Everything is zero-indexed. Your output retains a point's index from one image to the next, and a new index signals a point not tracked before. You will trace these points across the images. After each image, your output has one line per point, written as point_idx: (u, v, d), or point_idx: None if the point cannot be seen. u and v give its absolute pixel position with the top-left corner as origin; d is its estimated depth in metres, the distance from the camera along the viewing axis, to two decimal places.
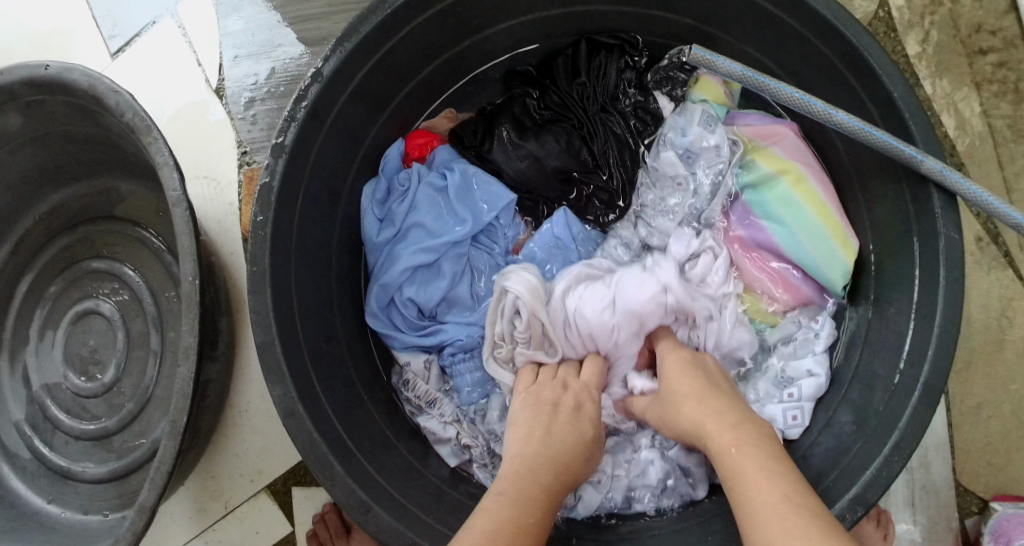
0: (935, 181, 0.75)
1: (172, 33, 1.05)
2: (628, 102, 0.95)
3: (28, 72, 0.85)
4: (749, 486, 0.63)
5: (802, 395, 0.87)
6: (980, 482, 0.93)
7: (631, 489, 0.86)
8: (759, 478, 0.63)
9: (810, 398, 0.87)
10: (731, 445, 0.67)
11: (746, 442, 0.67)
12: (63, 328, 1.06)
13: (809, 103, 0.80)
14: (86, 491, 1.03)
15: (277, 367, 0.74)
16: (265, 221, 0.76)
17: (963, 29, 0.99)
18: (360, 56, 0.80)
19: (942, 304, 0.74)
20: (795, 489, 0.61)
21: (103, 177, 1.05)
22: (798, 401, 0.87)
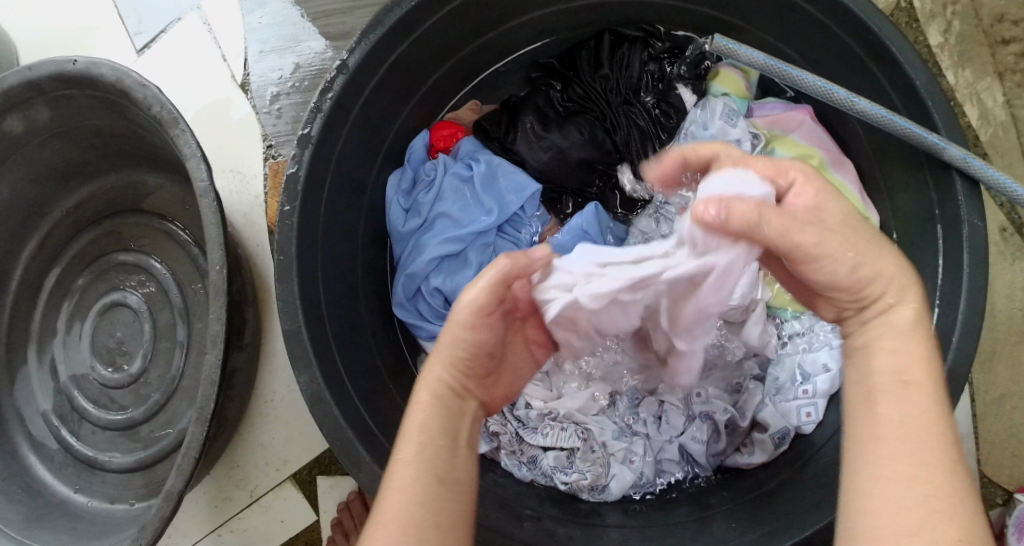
0: (959, 167, 0.75)
1: (198, 29, 1.06)
2: (650, 94, 0.95)
3: (56, 67, 0.86)
4: (884, 418, 0.55)
5: (817, 391, 0.86)
6: (1004, 473, 0.93)
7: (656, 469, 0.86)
8: (902, 419, 0.54)
9: (824, 394, 0.86)
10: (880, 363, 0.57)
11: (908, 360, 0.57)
12: (90, 320, 1.07)
13: (830, 90, 0.80)
14: (113, 481, 1.04)
15: (304, 354, 0.75)
16: (292, 210, 0.77)
17: (985, 20, 0.99)
18: (384, 48, 0.80)
19: (967, 290, 0.74)
20: (948, 457, 0.52)
21: (129, 171, 1.07)
22: (812, 397, 0.86)
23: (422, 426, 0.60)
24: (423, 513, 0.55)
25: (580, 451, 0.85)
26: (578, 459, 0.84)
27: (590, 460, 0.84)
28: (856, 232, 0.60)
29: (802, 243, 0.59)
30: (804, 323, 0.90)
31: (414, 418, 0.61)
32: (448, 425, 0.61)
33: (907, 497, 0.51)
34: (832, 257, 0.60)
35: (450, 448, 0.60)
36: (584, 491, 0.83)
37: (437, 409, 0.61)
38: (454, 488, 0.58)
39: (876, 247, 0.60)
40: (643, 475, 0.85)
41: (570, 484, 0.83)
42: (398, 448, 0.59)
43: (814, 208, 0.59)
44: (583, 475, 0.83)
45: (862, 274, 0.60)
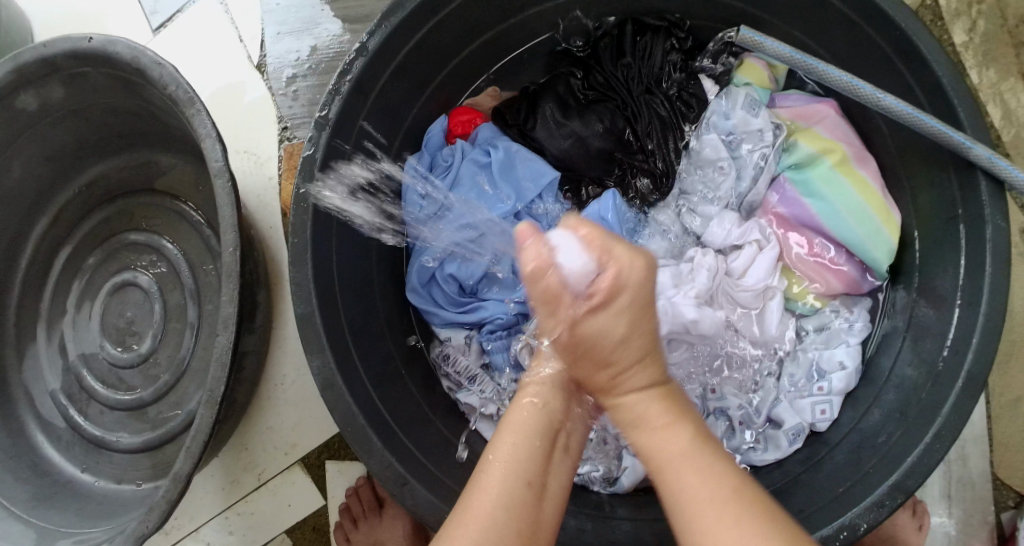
0: (983, 168, 0.74)
1: (214, 9, 1.06)
2: (672, 84, 0.95)
3: (72, 44, 0.86)
4: (665, 446, 0.63)
5: (833, 389, 0.86)
6: (1017, 477, 0.92)
7: None
8: (678, 450, 0.62)
9: (840, 392, 0.86)
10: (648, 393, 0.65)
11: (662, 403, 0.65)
12: (101, 299, 1.07)
13: (856, 85, 0.80)
14: (120, 461, 1.04)
15: (317, 338, 0.74)
16: (308, 193, 0.76)
17: (1011, 19, 0.98)
18: (404, 31, 0.80)
19: (988, 292, 0.73)
20: (734, 483, 0.60)
21: (142, 151, 1.06)
22: (828, 395, 0.86)
23: (517, 430, 0.65)
24: (506, 519, 0.59)
25: (594, 444, 0.86)
26: (590, 451, 0.86)
27: (603, 453, 0.86)
28: (629, 307, 0.63)
29: (584, 329, 0.64)
30: (821, 318, 0.90)
31: (516, 418, 0.66)
32: (547, 432, 0.66)
33: (709, 501, 0.59)
34: (605, 360, 0.65)
35: (545, 454, 0.65)
36: (596, 482, 0.84)
37: (545, 413, 0.67)
38: (539, 495, 0.62)
39: (649, 355, 0.66)
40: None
41: (582, 475, 0.85)
42: (495, 446, 0.65)
43: (606, 300, 0.63)
44: (596, 467, 0.85)
45: (619, 356, 0.64)
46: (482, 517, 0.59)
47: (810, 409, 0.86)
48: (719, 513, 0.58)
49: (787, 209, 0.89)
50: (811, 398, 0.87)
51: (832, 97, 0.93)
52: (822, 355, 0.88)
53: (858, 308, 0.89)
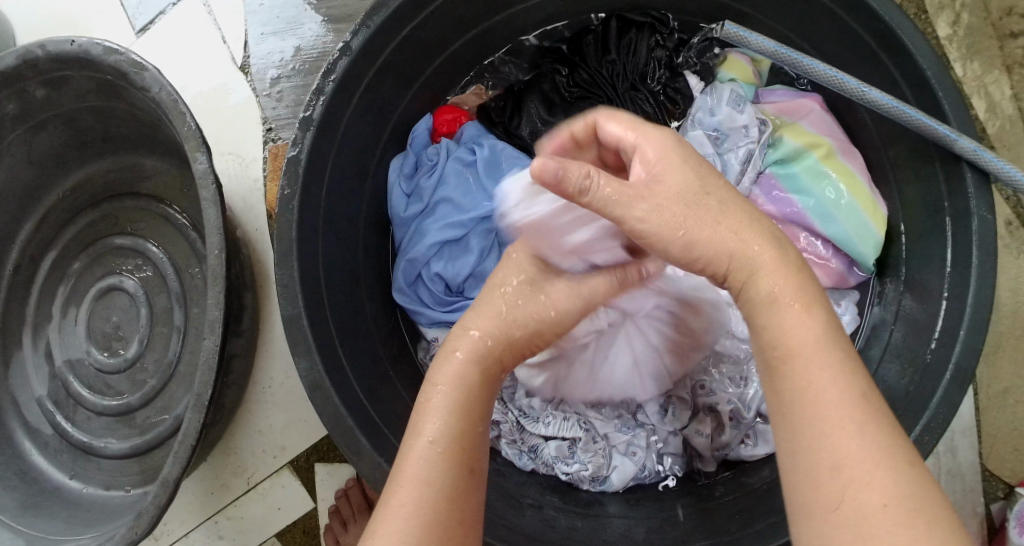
0: (968, 160, 0.74)
1: (197, 10, 1.05)
2: (657, 81, 0.94)
3: (54, 47, 0.85)
4: (797, 376, 0.54)
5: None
6: (1006, 468, 0.92)
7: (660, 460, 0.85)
8: (810, 372, 0.54)
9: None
10: (779, 309, 0.57)
11: (797, 310, 0.56)
12: (87, 303, 1.06)
13: (841, 79, 0.80)
14: (109, 467, 1.03)
15: (303, 340, 0.74)
16: (292, 194, 0.76)
17: (994, 12, 0.98)
18: (388, 30, 0.79)
19: (975, 285, 0.73)
20: (860, 395, 0.53)
21: (126, 154, 1.05)
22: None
23: (447, 412, 0.59)
24: (442, 515, 0.55)
25: (582, 441, 0.84)
26: (580, 449, 0.84)
27: (592, 451, 0.83)
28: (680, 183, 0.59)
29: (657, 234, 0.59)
30: None
31: (438, 400, 0.60)
32: (479, 406, 0.61)
33: (847, 454, 0.51)
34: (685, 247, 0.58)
35: (480, 436, 0.60)
36: (585, 481, 0.83)
37: (471, 383, 0.61)
38: (473, 480, 0.57)
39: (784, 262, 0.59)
40: (644, 466, 0.84)
41: (572, 474, 0.83)
42: (424, 427, 0.58)
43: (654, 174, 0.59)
44: (585, 466, 0.83)
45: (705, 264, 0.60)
46: (417, 479, 0.55)
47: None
48: (873, 483, 0.50)
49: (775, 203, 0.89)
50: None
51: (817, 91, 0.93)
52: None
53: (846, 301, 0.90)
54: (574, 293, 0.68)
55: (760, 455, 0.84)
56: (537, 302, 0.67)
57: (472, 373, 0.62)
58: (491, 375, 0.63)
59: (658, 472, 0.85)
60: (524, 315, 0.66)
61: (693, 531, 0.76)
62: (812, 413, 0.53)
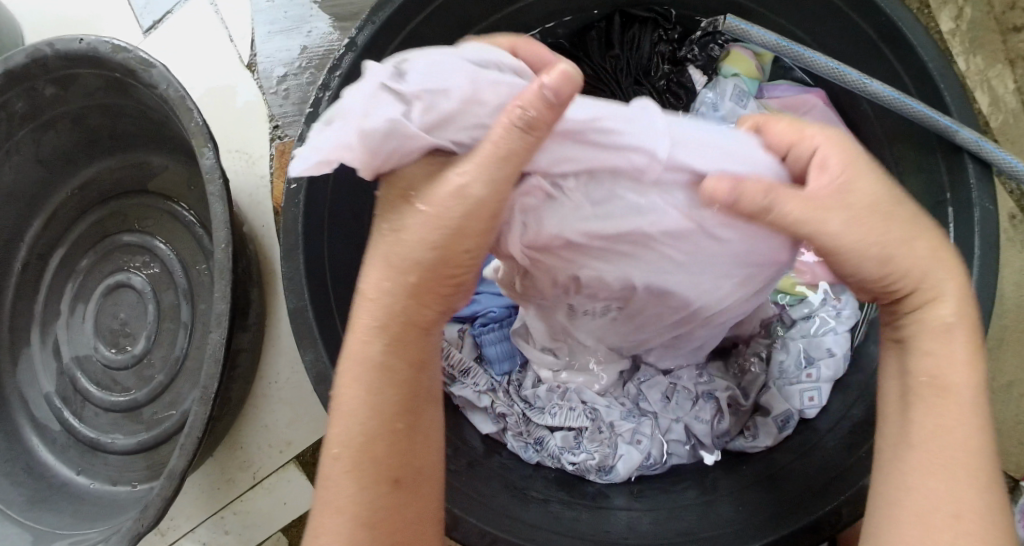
0: (970, 151, 0.75)
1: (204, 9, 1.06)
2: (660, 75, 0.96)
3: (63, 45, 0.86)
4: (925, 415, 0.58)
5: (822, 376, 0.85)
6: (1012, 461, 0.92)
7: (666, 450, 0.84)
8: (940, 412, 0.58)
9: (827, 379, 0.85)
10: (926, 335, 0.60)
11: (942, 339, 0.59)
12: (94, 300, 1.06)
13: (842, 72, 0.80)
14: (116, 463, 1.03)
15: (310, 332, 0.75)
16: (299, 188, 0.76)
17: (997, 6, 0.98)
18: (393, 25, 0.80)
19: (978, 275, 0.73)
20: (983, 442, 0.57)
21: (134, 152, 1.06)
22: (816, 382, 0.84)
23: (352, 418, 0.59)
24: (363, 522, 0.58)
25: (588, 430, 0.83)
26: (585, 439, 0.83)
27: (598, 440, 0.83)
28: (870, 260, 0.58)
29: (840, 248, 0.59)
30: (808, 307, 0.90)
31: (347, 398, 0.59)
32: (390, 397, 0.59)
33: (955, 498, 0.56)
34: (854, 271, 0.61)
35: (405, 431, 0.60)
36: (591, 471, 0.82)
37: (373, 370, 0.58)
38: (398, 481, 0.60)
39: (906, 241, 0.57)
40: (650, 455, 0.83)
41: (578, 464, 0.83)
42: (334, 429, 0.60)
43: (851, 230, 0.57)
44: (591, 455, 0.82)
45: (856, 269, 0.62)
46: (337, 491, 0.59)
47: (798, 396, 0.84)
48: (967, 520, 0.55)
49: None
50: (800, 385, 0.85)
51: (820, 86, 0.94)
52: (810, 342, 0.87)
53: (846, 295, 0.90)
54: (468, 174, 0.53)
55: (760, 447, 0.83)
56: (416, 229, 0.56)
57: (377, 358, 0.58)
58: (404, 347, 0.59)
59: (663, 461, 0.84)
60: (411, 240, 0.56)
61: (697, 523, 0.76)
62: (936, 453, 0.57)
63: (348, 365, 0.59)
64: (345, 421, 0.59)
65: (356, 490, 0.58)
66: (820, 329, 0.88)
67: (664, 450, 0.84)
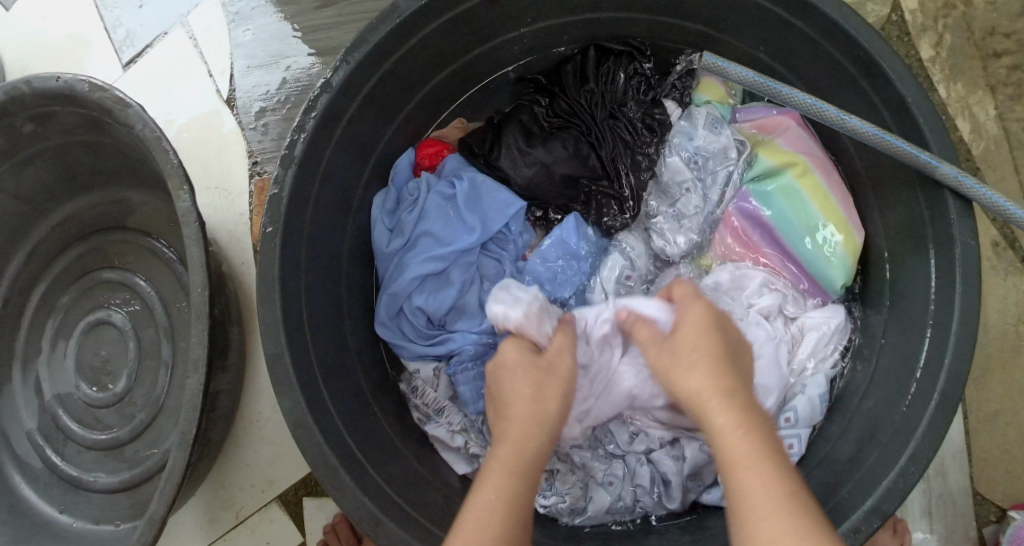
0: (951, 187, 0.73)
1: (184, 43, 1.06)
2: (635, 109, 0.95)
3: (42, 83, 0.85)
4: (743, 480, 0.58)
5: (799, 419, 0.85)
6: (998, 491, 0.93)
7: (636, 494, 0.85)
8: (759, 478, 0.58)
9: (806, 424, 0.85)
10: (713, 416, 0.62)
11: (739, 424, 0.61)
12: (75, 338, 1.06)
13: (821, 108, 0.79)
14: (98, 501, 1.02)
15: (286, 379, 0.73)
16: (275, 231, 0.76)
17: (976, 33, 0.98)
18: (368, 65, 0.80)
19: (959, 311, 0.72)
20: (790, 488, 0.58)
21: (113, 188, 1.06)
22: (795, 428, 0.84)
23: (507, 475, 0.63)
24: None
25: (559, 472, 0.86)
26: (557, 481, 0.86)
27: (570, 481, 0.86)
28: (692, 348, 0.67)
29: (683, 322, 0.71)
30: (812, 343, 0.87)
31: (505, 451, 0.64)
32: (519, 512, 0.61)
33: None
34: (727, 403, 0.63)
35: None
36: (562, 514, 0.85)
37: (532, 448, 0.65)
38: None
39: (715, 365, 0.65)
40: (619, 498, 0.84)
41: (549, 507, 0.85)
42: (483, 478, 0.63)
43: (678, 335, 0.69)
44: (562, 498, 0.84)
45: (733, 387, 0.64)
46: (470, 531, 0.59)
47: (779, 442, 0.84)
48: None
49: (744, 218, 0.90)
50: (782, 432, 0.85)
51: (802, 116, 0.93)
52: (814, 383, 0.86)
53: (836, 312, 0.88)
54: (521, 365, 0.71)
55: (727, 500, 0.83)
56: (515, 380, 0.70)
57: (529, 432, 0.66)
58: (532, 433, 0.66)
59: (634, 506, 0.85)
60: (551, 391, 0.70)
61: None
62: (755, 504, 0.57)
63: (514, 432, 0.66)
64: (499, 477, 0.62)
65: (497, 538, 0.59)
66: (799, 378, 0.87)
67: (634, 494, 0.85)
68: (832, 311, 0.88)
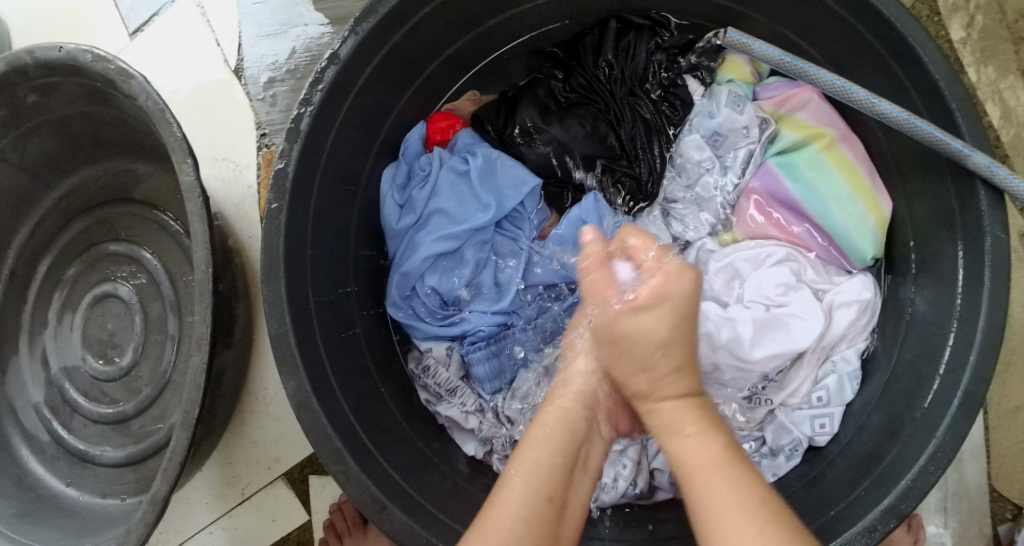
0: (983, 176, 0.71)
1: (192, 11, 1.03)
2: (655, 85, 0.92)
3: (43, 53, 0.83)
4: (710, 491, 0.61)
5: (831, 399, 0.83)
6: (1015, 488, 0.92)
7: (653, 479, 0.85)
8: (718, 483, 0.61)
9: (838, 403, 0.84)
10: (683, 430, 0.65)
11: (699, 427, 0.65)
12: (81, 311, 1.05)
13: (850, 91, 0.77)
14: (105, 475, 1.02)
15: (291, 359, 0.72)
16: (280, 208, 0.74)
17: (1010, 14, 0.94)
18: (378, 37, 0.77)
19: (986, 308, 0.71)
20: (768, 504, 0.60)
21: (118, 158, 1.04)
22: (827, 408, 0.83)
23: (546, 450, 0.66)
24: (527, 529, 0.61)
25: None
26: None
27: None
28: (667, 308, 0.66)
29: (620, 327, 0.66)
30: (840, 324, 0.84)
31: (547, 426, 0.68)
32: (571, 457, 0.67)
33: None
34: (643, 363, 0.66)
35: (560, 480, 0.65)
36: None
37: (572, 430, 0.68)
38: (559, 515, 0.64)
39: (686, 368, 0.67)
40: (635, 483, 0.84)
41: None
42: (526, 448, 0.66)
43: (654, 299, 0.66)
44: None
45: (659, 360, 0.66)
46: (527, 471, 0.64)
47: (809, 423, 0.84)
48: None
49: (771, 195, 0.87)
50: (812, 411, 0.84)
51: (843, 119, 0.89)
52: (846, 356, 0.84)
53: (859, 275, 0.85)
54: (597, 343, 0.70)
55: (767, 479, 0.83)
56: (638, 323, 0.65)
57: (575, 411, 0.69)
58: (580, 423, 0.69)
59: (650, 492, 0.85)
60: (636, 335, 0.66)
61: None
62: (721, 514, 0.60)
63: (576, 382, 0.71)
64: (532, 461, 0.65)
65: (544, 492, 0.63)
66: (830, 354, 0.85)
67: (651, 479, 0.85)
68: (861, 284, 0.85)
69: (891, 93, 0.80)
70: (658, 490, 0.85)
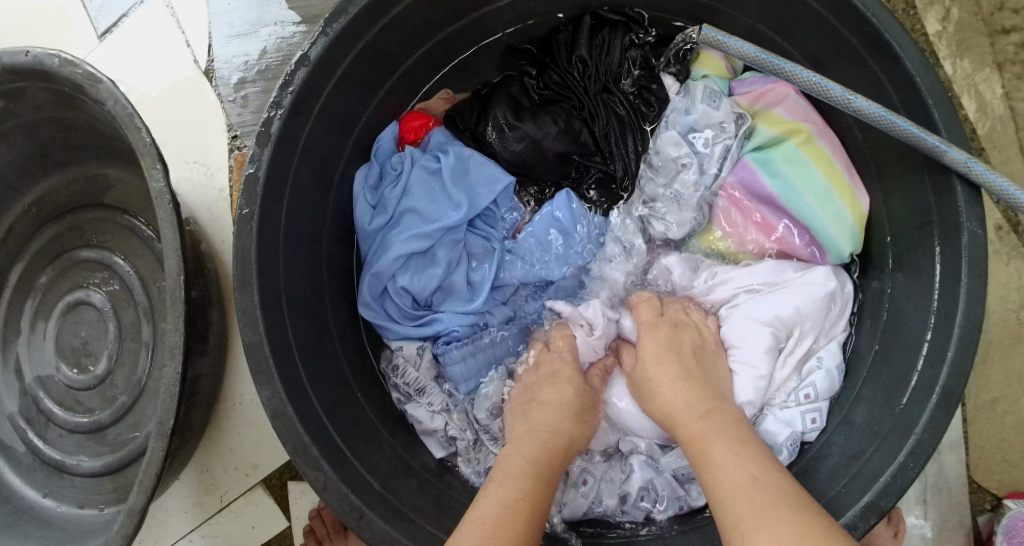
0: (959, 172, 0.71)
1: (160, 12, 1.01)
2: (629, 81, 0.92)
3: (9, 58, 0.82)
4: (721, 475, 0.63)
5: (819, 395, 0.83)
6: (994, 479, 0.92)
7: (621, 501, 0.84)
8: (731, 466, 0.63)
9: (826, 396, 0.83)
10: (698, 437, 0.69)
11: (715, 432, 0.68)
12: (54, 319, 1.03)
13: (827, 87, 0.76)
14: (81, 485, 1.01)
15: (266, 367, 0.71)
16: (251, 213, 0.73)
17: (984, 7, 0.94)
18: (348, 38, 0.76)
19: (964, 303, 0.71)
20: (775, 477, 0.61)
21: (89, 163, 1.02)
22: (816, 403, 0.83)
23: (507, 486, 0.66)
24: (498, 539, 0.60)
25: None
26: None
27: (556, 474, 0.85)
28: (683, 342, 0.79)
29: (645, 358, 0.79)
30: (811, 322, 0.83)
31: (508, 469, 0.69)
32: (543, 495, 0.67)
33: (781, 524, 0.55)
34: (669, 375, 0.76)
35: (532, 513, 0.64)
36: None
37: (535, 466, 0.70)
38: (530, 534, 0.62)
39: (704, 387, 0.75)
40: (600, 501, 0.85)
41: None
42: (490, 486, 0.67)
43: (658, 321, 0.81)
44: None
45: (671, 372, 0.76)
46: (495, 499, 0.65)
47: (801, 418, 0.83)
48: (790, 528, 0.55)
49: (749, 190, 0.87)
50: (801, 407, 0.83)
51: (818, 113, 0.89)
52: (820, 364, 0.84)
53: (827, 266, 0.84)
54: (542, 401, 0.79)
55: None
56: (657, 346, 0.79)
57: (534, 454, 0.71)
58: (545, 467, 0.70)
59: (619, 510, 0.84)
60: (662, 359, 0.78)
61: None
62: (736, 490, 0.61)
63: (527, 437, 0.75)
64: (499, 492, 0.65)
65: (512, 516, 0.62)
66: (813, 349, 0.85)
67: (619, 500, 0.84)
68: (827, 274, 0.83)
69: (868, 87, 0.80)
70: (628, 513, 0.84)
